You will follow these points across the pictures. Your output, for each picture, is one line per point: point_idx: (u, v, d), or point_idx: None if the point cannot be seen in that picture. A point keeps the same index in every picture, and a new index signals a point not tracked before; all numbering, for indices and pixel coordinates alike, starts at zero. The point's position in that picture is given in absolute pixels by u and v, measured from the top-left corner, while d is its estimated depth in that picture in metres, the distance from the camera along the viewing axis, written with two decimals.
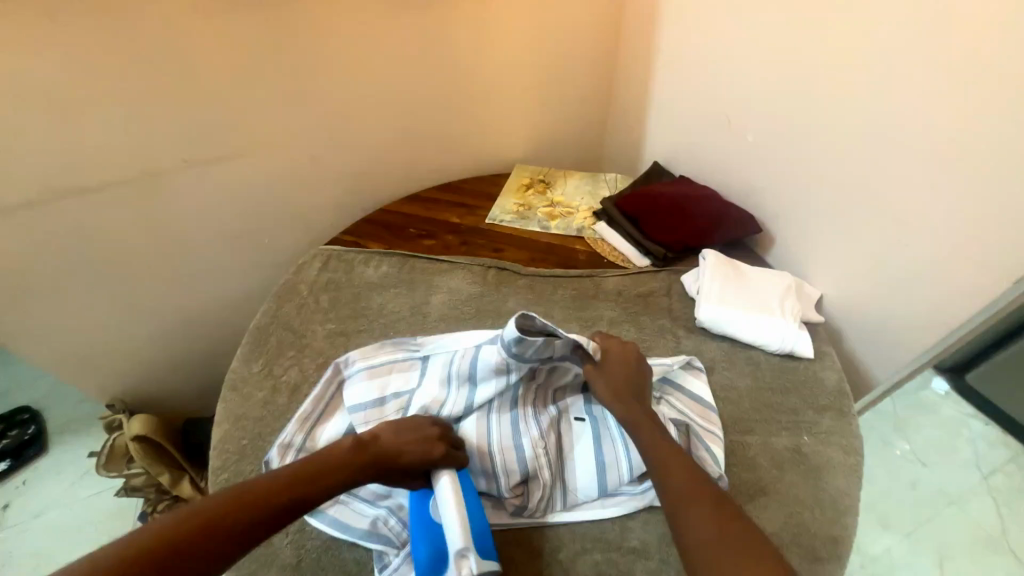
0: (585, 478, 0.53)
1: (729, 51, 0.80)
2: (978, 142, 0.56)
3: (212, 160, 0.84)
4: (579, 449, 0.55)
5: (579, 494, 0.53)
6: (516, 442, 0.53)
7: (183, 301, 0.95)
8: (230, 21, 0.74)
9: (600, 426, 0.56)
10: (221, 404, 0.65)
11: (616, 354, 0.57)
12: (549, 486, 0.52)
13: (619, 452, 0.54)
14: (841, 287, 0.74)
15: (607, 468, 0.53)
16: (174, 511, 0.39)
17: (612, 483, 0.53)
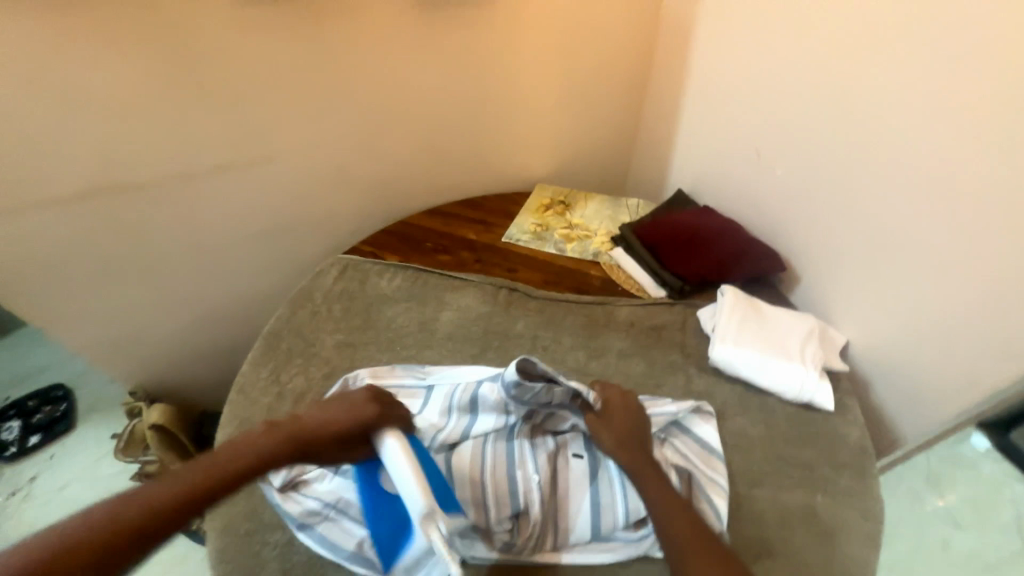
0: (578, 519, 0.51)
1: (763, 81, 0.78)
2: None
3: (244, 165, 0.87)
4: (575, 488, 0.53)
5: (571, 535, 0.51)
6: (511, 474, 0.53)
7: (208, 297, 0.99)
8: (271, 36, 0.77)
9: (599, 465, 0.54)
10: (227, 406, 0.67)
11: (616, 400, 0.55)
12: (540, 524, 0.50)
13: (616, 495, 0.52)
14: (869, 335, 0.69)
15: (603, 510, 0.51)
16: (102, 505, 0.39)
17: (606, 527, 0.50)
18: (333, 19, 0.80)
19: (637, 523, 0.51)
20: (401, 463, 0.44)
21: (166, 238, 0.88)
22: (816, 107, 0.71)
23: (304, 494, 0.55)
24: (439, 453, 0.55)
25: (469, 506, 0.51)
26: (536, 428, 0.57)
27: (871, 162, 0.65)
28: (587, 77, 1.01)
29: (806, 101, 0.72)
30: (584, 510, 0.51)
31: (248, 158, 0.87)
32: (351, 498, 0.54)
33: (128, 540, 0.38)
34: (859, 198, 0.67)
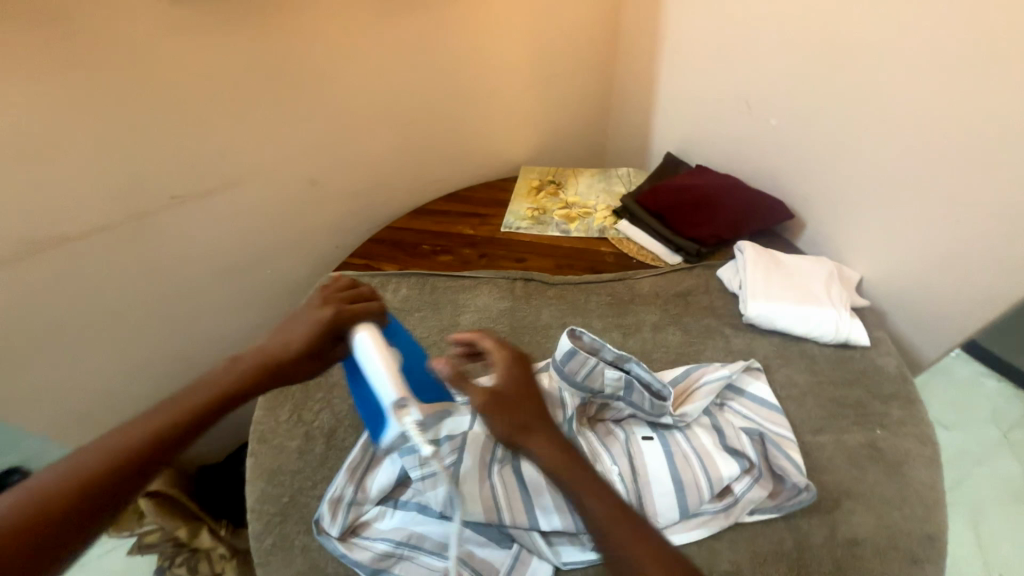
0: (665, 501, 0.49)
1: (740, 34, 0.78)
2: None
3: (205, 193, 0.78)
4: (654, 472, 0.50)
5: (661, 519, 0.49)
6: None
7: (187, 346, 0.89)
8: (213, 41, 0.68)
9: (670, 442, 0.52)
10: (250, 460, 0.60)
11: (509, 382, 0.47)
12: (630, 515, 0.48)
13: (697, 470, 0.50)
14: (882, 268, 0.72)
15: (686, 487, 0.49)
16: (55, 476, 0.39)
17: (694, 503, 0.49)
18: (281, 14, 0.71)
19: (720, 494, 0.50)
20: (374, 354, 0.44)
21: (126, 288, 0.77)
22: (800, 53, 0.71)
23: (369, 537, 0.51)
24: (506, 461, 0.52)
25: (552, 512, 0.49)
26: (597, 420, 0.56)
27: (866, 100, 0.66)
28: (557, 50, 0.97)
29: (790, 48, 0.72)
30: (668, 490, 0.49)
31: (208, 184, 0.77)
32: (422, 531, 0.50)
33: (102, 491, 0.39)
34: (857, 138, 0.68)
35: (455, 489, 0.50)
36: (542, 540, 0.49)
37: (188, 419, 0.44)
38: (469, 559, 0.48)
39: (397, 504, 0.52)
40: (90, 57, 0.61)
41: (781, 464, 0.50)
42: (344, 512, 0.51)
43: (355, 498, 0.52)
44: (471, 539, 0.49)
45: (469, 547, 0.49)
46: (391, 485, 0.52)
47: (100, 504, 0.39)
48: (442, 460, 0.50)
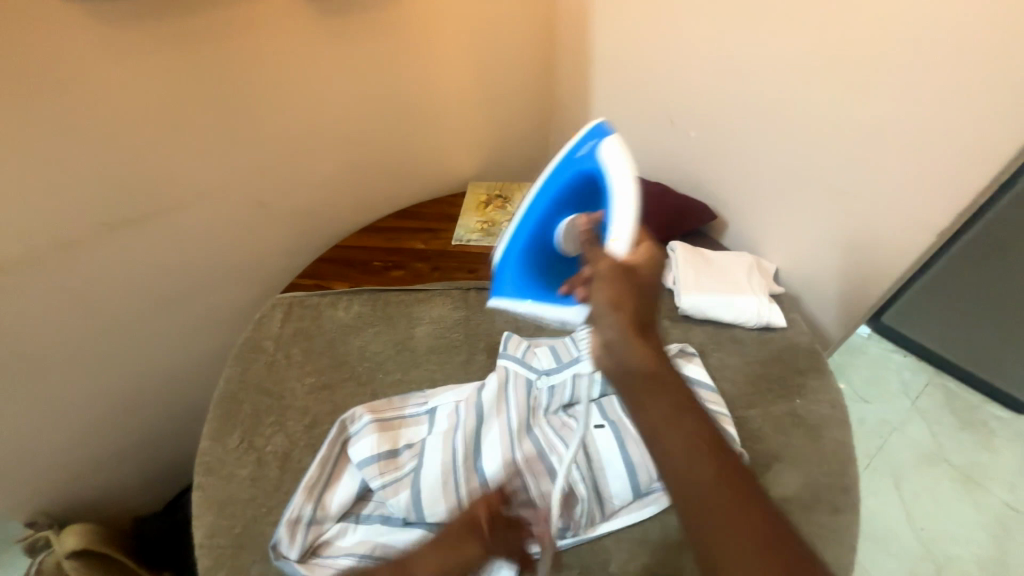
0: (618, 482, 0.52)
1: (657, 59, 0.87)
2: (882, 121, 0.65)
3: (137, 220, 0.75)
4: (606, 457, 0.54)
5: (616, 501, 0.52)
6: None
7: (121, 383, 0.84)
8: (145, 66, 0.67)
9: (621, 428, 0.56)
10: (198, 493, 0.57)
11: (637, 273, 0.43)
12: (587, 501, 0.51)
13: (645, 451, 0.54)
14: (792, 258, 0.81)
15: (636, 467, 0.53)
16: None
17: (644, 482, 0.53)
18: (216, 39, 0.71)
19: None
20: (629, 199, 0.47)
21: (51, 324, 0.73)
22: (706, 76, 0.81)
23: (331, 555, 0.50)
24: (468, 460, 0.53)
25: (514, 505, 0.50)
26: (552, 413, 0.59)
27: (764, 114, 0.76)
28: (497, 72, 1.02)
29: (698, 71, 0.81)
30: (620, 472, 0.53)
31: (142, 211, 0.75)
32: (386, 541, 0.50)
33: None
34: (761, 146, 0.78)
35: (417, 493, 0.51)
36: (507, 534, 0.50)
37: None
38: None
39: (360, 518, 0.52)
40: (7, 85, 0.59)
41: None
42: (304, 533, 0.50)
43: (314, 517, 0.51)
44: None
45: None
46: (352, 499, 0.52)
47: None
48: (403, 466, 0.54)
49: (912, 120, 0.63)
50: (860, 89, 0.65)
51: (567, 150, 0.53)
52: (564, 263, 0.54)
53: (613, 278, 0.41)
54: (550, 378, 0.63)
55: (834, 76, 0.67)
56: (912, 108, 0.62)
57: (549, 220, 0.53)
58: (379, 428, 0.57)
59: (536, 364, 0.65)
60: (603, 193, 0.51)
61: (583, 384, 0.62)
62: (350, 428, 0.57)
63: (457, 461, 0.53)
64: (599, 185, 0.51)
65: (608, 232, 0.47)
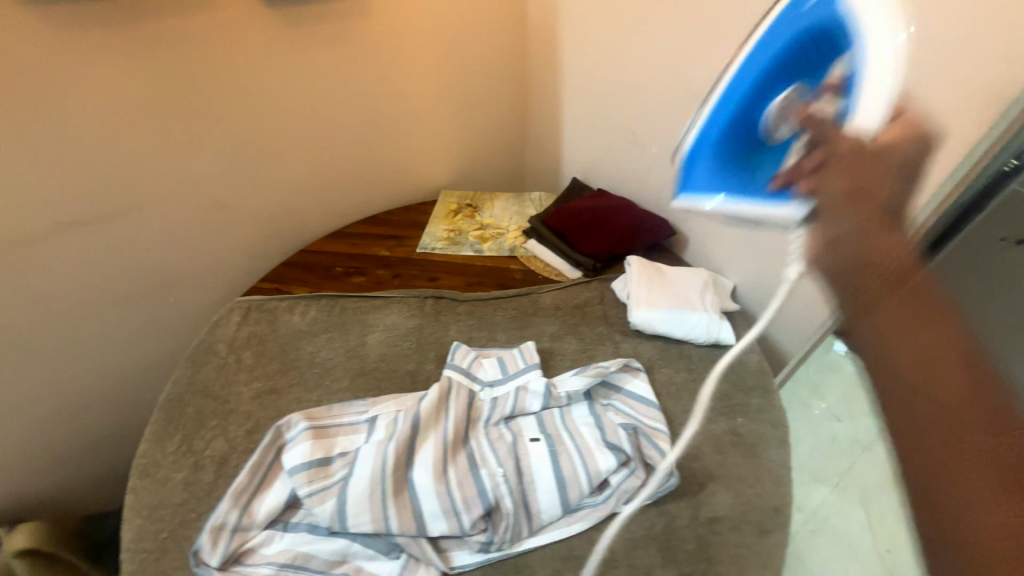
0: (547, 497, 0.52)
1: (620, 75, 0.89)
2: None
3: (95, 219, 0.75)
4: (538, 471, 0.54)
5: (544, 516, 0.52)
6: (474, 474, 0.52)
7: (77, 381, 0.84)
8: (104, 68, 0.68)
9: (555, 442, 0.57)
10: (129, 496, 0.57)
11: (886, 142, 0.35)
12: (513, 514, 0.51)
13: (577, 466, 0.54)
14: (746, 277, 0.82)
15: (566, 482, 0.53)
16: None
17: (573, 497, 0.53)
18: (178, 43, 0.72)
19: (600, 487, 0.55)
20: (891, 56, 0.34)
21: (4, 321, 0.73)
22: (664, 93, 0.82)
23: (253, 564, 0.49)
24: (399, 471, 0.53)
25: (439, 517, 0.50)
26: (491, 425, 0.59)
27: None
28: (469, 83, 1.04)
29: (657, 88, 0.83)
30: (549, 486, 0.53)
31: (99, 210, 0.75)
32: (308, 550, 0.49)
33: None
34: None
35: (342, 504, 0.50)
36: (431, 547, 0.50)
37: None
38: None
39: (287, 526, 0.51)
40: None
41: (649, 453, 0.55)
42: (227, 539, 0.49)
43: (239, 524, 0.51)
44: (359, 554, 0.50)
45: (357, 562, 0.49)
46: (280, 507, 0.52)
47: None
48: (333, 474, 0.54)
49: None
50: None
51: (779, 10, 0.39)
52: (769, 157, 0.42)
53: (856, 167, 0.35)
54: (493, 389, 0.63)
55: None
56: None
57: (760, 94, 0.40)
58: (313, 434, 0.57)
59: (481, 375, 0.65)
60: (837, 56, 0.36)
61: (525, 396, 0.62)
62: (286, 434, 0.57)
63: (387, 472, 0.52)
64: (837, 41, 0.36)
65: (860, 106, 0.34)
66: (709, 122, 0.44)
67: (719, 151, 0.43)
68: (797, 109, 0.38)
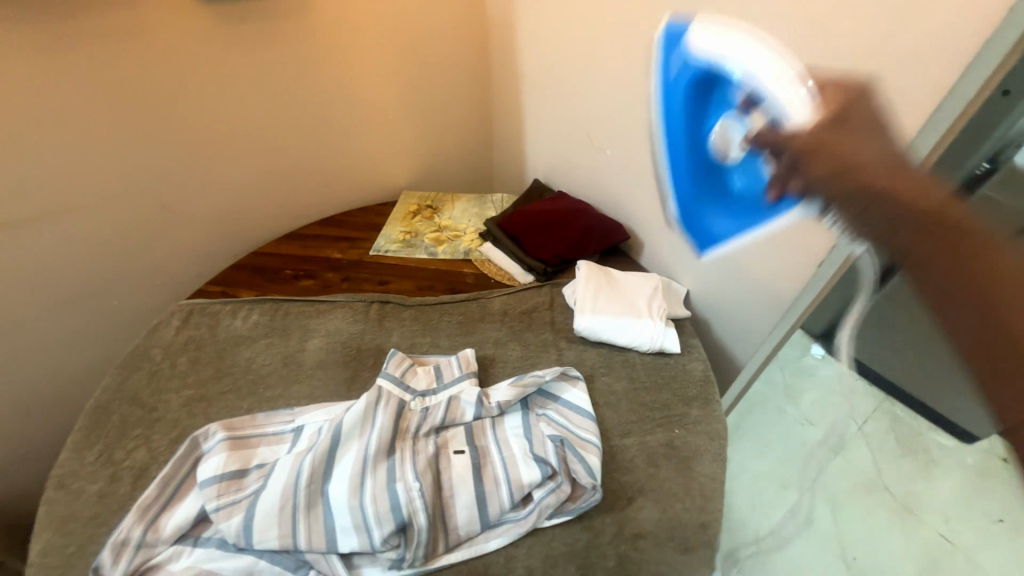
0: (465, 512, 0.51)
1: (574, 74, 0.87)
2: None
3: (25, 221, 0.72)
4: (459, 486, 0.53)
5: (462, 532, 0.50)
6: (389, 489, 0.51)
7: (15, 388, 0.81)
8: (23, 63, 0.65)
9: (480, 454, 0.55)
10: (41, 509, 0.55)
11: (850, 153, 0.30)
12: (427, 530, 0.49)
13: (500, 481, 0.53)
14: (700, 282, 0.80)
15: (487, 497, 0.52)
16: None
17: (494, 513, 0.51)
18: (107, 37, 0.69)
19: (524, 501, 0.53)
20: (763, 57, 0.33)
21: None
22: (616, 93, 0.80)
23: None
24: (312, 486, 0.51)
25: (350, 533, 0.48)
26: (419, 436, 0.57)
27: None
28: (425, 80, 1.02)
29: (609, 87, 0.81)
30: (469, 501, 0.51)
31: (29, 212, 0.72)
32: (212, 568, 0.48)
33: None
34: None
35: (249, 520, 0.48)
36: (342, 564, 0.48)
37: None
38: None
39: (195, 541, 0.50)
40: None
41: (575, 469, 0.53)
42: (129, 556, 0.48)
43: (144, 539, 0.49)
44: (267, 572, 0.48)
45: None
46: (189, 522, 0.50)
47: None
48: (245, 487, 0.52)
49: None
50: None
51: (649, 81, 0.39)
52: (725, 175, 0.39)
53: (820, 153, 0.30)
54: (426, 398, 0.61)
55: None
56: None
57: (703, 109, 0.36)
58: (230, 445, 0.55)
59: (414, 384, 0.63)
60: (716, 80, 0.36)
61: (457, 406, 0.60)
62: (202, 444, 0.55)
63: (300, 485, 0.50)
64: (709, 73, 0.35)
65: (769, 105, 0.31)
66: (671, 113, 0.38)
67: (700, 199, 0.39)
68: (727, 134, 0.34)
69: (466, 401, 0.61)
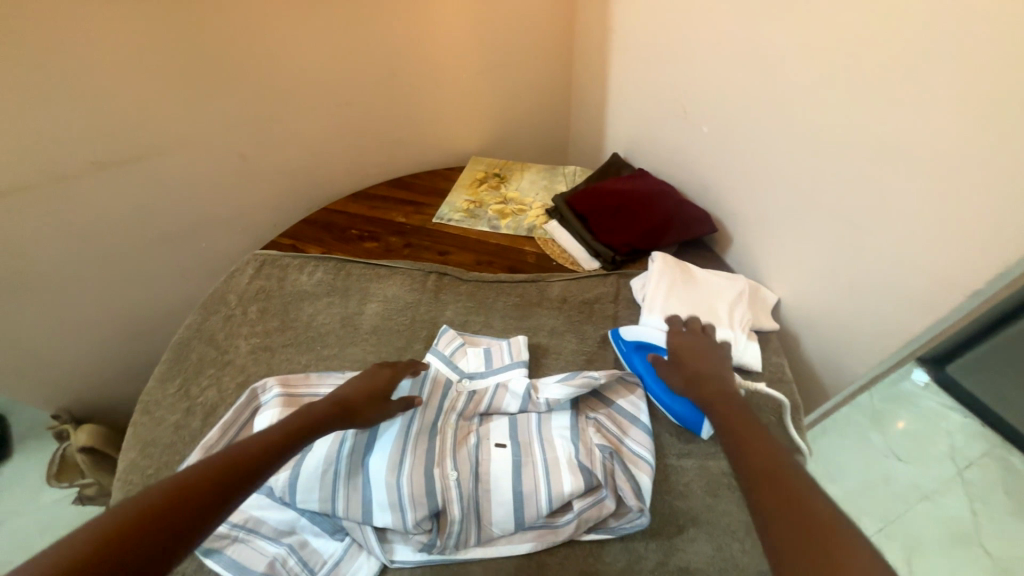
0: (499, 508, 0.49)
1: (674, 35, 0.75)
2: (926, 133, 0.49)
3: (126, 161, 0.78)
4: (498, 480, 0.51)
5: (495, 529, 0.49)
6: (427, 472, 0.50)
7: (126, 311, 0.92)
8: (123, 8, 0.68)
9: (523, 451, 0.52)
10: (130, 430, 0.61)
11: (691, 345, 0.57)
12: (459, 522, 0.48)
13: (539, 484, 0.50)
14: (797, 292, 0.68)
15: (523, 497, 0.49)
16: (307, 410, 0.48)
17: (530, 516, 0.49)
18: None
19: (562, 509, 0.50)
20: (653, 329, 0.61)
21: (46, 251, 0.79)
22: (726, 59, 0.68)
23: None
24: (355, 455, 0.51)
25: (384, 509, 0.49)
26: (463, 420, 0.56)
27: (784, 111, 0.62)
28: (506, 36, 0.94)
29: (718, 52, 0.69)
30: (503, 497, 0.49)
31: (129, 153, 0.78)
32: (260, 516, 0.50)
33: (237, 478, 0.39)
34: (778, 150, 0.64)
35: (292, 478, 0.50)
36: (374, 537, 0.49)
37: (167, 512, 0.35)
38: (300, 548, 0.49)
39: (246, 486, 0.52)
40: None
41: (623, 486, 0.49)
42: None
43: None
44: (307, 528, 0.50)
45: (304, 536, 0.50)
46: None
47: (242, 482, 0.39)
48: None
49: (963, 135, 0.46)
50: (903, 89, 0.49)
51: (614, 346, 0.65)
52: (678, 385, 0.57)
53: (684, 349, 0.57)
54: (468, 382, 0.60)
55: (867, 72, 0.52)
56: (961, 121, 0.46)
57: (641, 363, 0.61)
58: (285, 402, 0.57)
59: (462, 365, 0.62)
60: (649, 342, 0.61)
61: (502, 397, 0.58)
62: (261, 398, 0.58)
63: (342, 454, 0.51)
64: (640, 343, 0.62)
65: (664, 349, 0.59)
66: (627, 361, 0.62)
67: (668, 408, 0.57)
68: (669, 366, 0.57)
69: (511, 391, 0.58)
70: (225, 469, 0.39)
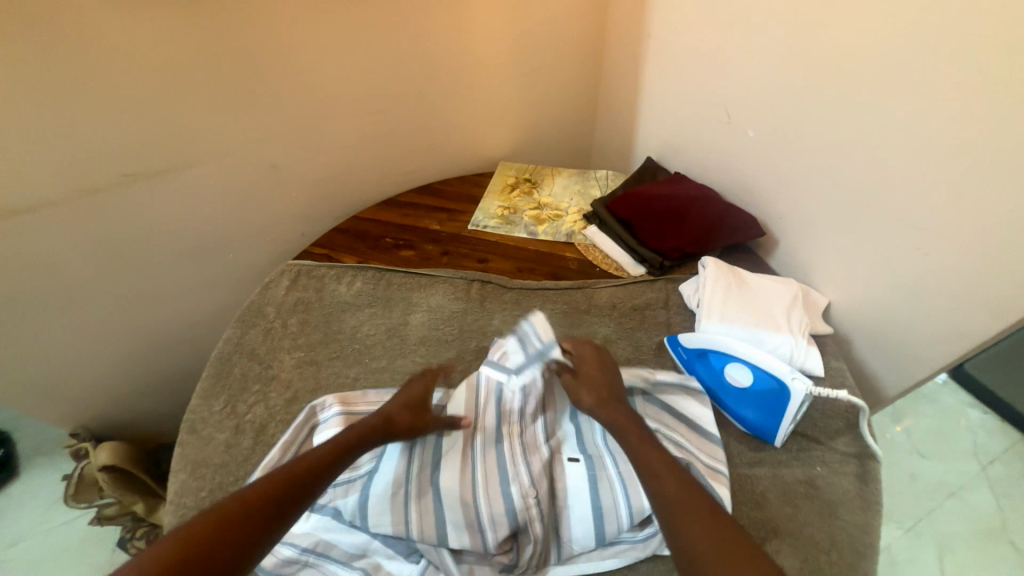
0: (576, 523, 0.49)
1: (715, 41, 0.75)
2: (1003, 136, 0.48)
3: (157, 172, 0.76)
4: (573, 495, 0.50)
5: (575, 546, 0.48)
6: (503, 492, 0.49)
7: (152, 324, 0.89)
8: (158, 16, 0.66)
9: (596, 466, 0.51)
10: (178, 450, 0.59)
11: (587, 361, 0.55)
12: (541, 541, 0.48)
13: (618, 499, 0.48)
14: (849, 295, 0.68)
15: (599, 510, 0.49)
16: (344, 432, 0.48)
17: (610, 531, 0.48)
18: None
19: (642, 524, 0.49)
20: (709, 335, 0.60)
21: (74, 265, 0.76)
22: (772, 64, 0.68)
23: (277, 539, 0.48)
24: (425, 474, 0.51)
25: (461, 530, 0.47)
26: (525, 432, 0.54)
27: (838, 116, 0.62)
28: (536, 41, 0.94)
29: (765, 57, 0.69)
30: (578, 510, 0.49)
31: (161, 164, 0.75)
32: (330, 539, 0.48)
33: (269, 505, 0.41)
34: (830, 154, 0.64)
35: (364, 499, 0.48)
36: (452, 558, 0.47)
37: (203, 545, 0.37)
38: (374, 571, 0.47)
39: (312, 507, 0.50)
40: (12, 19, 0.58)
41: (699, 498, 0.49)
42: None
43: None
44: (380, 551, 0.48)
45: (377, 559, 0.48)
46: None
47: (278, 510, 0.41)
48: (360, 466, 0.52)
49: None
50: (973, 95, 0.49)
51: (674, 357, 0.64)
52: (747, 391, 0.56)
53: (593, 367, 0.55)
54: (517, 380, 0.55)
55: (934, 76, 0.52)
56: None
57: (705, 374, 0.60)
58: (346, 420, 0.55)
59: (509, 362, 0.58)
60: (712, 351, 0.59)
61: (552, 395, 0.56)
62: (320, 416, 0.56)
63: (411, 473, 0.50)
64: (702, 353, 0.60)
65: (726, 357, 0.58)
66: (691, 374, 0.61)
67: (743, 416, 0.56)
68: (734, 374, 0.57)
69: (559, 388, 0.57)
70: (261, 496, 0.41)
